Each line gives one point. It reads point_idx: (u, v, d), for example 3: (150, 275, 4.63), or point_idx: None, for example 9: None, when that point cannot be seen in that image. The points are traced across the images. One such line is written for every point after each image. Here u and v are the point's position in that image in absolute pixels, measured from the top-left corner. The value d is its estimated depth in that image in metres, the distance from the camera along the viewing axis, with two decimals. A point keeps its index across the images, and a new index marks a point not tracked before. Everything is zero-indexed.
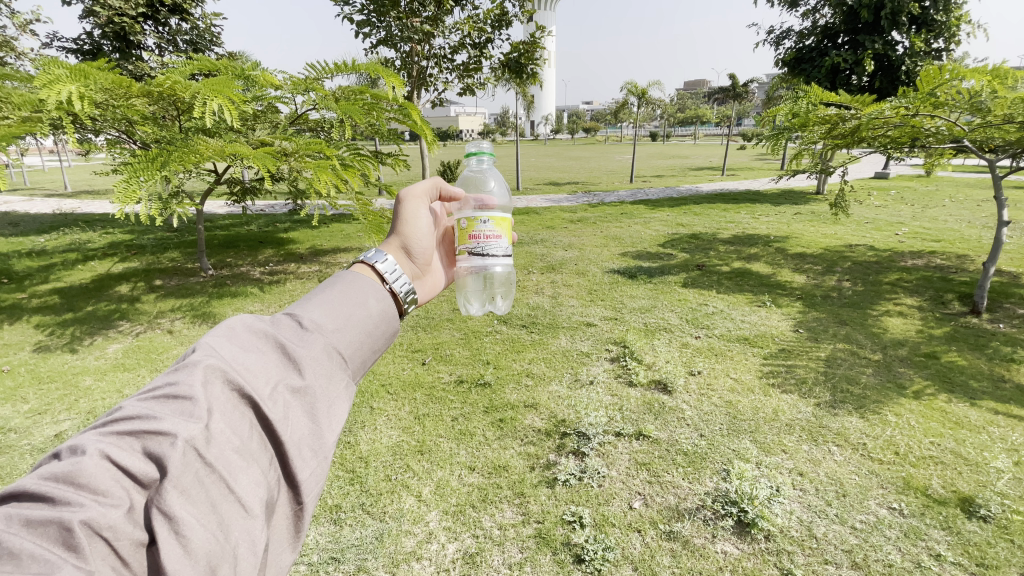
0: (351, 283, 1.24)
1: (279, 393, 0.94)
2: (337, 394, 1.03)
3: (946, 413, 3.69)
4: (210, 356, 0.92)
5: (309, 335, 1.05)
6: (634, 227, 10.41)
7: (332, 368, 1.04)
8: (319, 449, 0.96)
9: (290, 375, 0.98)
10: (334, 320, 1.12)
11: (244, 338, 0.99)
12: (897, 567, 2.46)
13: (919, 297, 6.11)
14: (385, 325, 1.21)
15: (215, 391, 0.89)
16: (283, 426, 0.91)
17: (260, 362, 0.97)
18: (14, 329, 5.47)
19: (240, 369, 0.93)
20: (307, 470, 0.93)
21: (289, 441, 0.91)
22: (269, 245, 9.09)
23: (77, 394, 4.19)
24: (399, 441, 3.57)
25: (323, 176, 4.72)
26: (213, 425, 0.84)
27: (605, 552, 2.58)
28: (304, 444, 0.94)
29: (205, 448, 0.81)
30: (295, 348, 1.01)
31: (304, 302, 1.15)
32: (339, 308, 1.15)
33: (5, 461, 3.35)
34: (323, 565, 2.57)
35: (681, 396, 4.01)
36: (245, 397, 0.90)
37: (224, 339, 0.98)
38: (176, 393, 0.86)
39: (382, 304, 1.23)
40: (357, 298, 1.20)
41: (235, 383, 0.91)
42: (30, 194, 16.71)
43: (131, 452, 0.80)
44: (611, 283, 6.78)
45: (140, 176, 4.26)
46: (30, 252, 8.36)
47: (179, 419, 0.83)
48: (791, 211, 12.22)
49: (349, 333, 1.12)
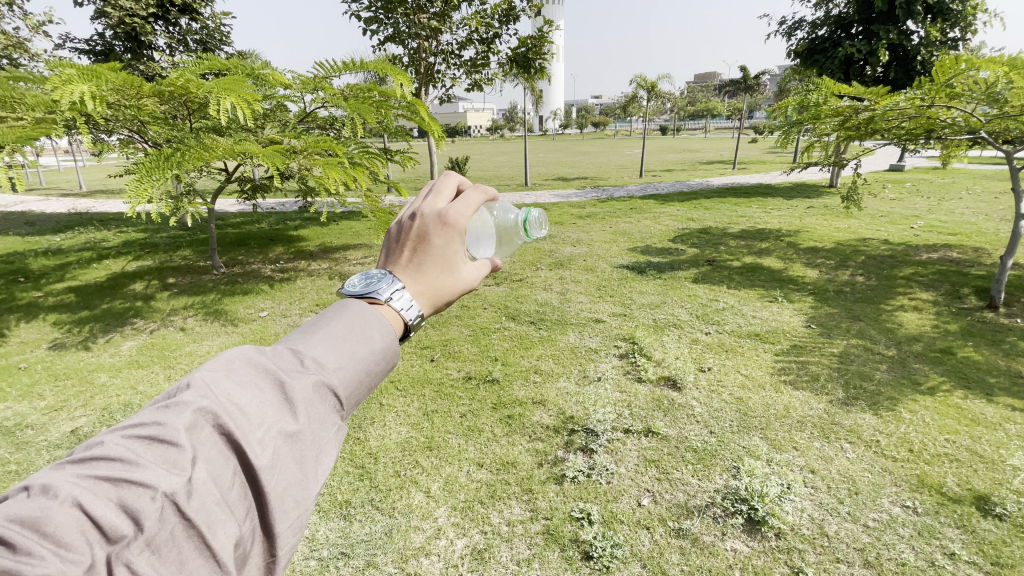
0: (360, 311, 1.05)
1: (270, 437, 0.82)
2: (328, 440, 0.90)
3: (961, 409, 3.63)
4: (203, 395, 0.81)
5: (309, 372, 0.91)
6: (643, 222, 10.34)
7: (329, 411, 0.91)
8: (304, 504, 0.83)
9: (283, 417, 0.86)
10: (338, 357, 0.96)
11: (241, 372, 0.88)
12: (910, 566, 2.43)
13: (934, 291, 6.00)
14: (390, 361, 1.04)
15: (202, 436, 0.78)
16: (269, 477, 0.79)
17: (255, 400, 0.85)
18: (32, 326, 5.58)
19: (233, 410, 0.82)
20: (287, 524, 0.80)
21: (273, 494, 0.79)
22: (280, 242, 9.17)
23: (93, 390, 4.27)
24: (409, 437, 3.59)
25: (331, 174, 4.77)
26: (197, 474, 0.73)
27: (614, 549, 2.58)
28: (289, 496, 0.81)
29: (185, 502, 0.70)
30: (292, 385, 0.89)
31: (308, 329, 1.00)
32: (343, 340, 0.99)
33: (23, 456, 3.43)
34: (333, 561, 2.60)
35: (690, 392, 3.98)
36: (232, 442, 0.79)
37: (220, 372, 0.87)
38: (160, 436, 0.75)
39: (387, 340, 1.04)
40: (361, 332, 1.01)
41: (225, 427, 0.79)
42: (47, 193, 17.04)
43: (104, 501, 0.69)
44: (620, 279, 6.75)
45: (152, 176, 4.32)
46: (46, 251, 8.52)
47: (159, 468, 0.72)
48: (803, 205, 12.05)
49: (354, 370, 0.96)
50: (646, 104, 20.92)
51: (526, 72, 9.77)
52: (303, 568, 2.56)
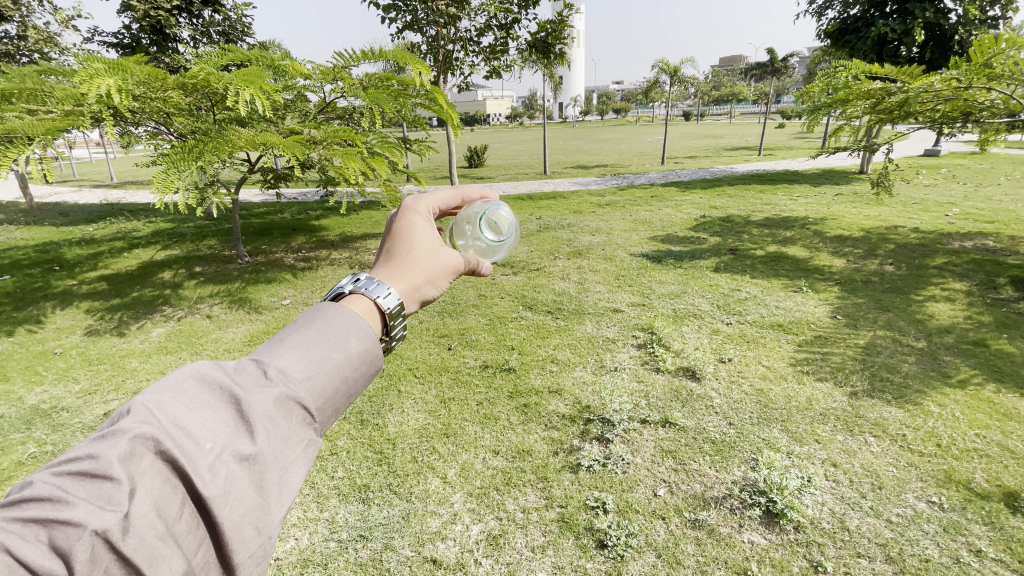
0: (333, 316, 1.08)
1: (221, 463, 0.83)
2: (293, 459, 0.90)
3: (994, 404, 3.50)
4: (144, 422, 0.81)
5: (269, 386, 0.93)
6: (664, 210, 10.17)
7: (291, 428, 0.92)
8: (263, 527, 0.84)
9: (238, 440, 0.87)
10: (304, 367, 0.98)
11: (192, 392, 0.90)
12: (934, 562, 2.36)
13: (968, 281, 5.77)
14: (366, 366, 1.06)
15: (142, 466, 0.78)
16: (220, 505, 0.80)
17: (205, 422, 0.86)
18: (66, 313, 5.81)
19: (179, 434, 0.83)
20: (246, 552, 0.81)
21: (226, 522, 0.80)
22: (301, 232, 9.32)
23: (125, 375, 4.45)
24: (426, 424, 3.63)
25: (350, 163, 4.82)
26: (135, 509, 0.74)
27: (628, 538, 2.58)
28: (246, 522, 0.82)
29: (121, 540, 0.71)
30: (247, 405, 0.90)
31: (273, 343, 1.02)
32: (313, 350, 1.01)
33: (59, 438, 3.59)
34: (352, 543, 2.66)
35: (709, 383, 3.94)
36: (178, 470, 0.80)
37: (168, 394, 0.88)
38: (95, 472, 0.76)
39: (364, 344, 1.06)
40: (335, 337, 1.04)
41: (169, 454, 0.80)
42: (78, 185, 17.56)
43: (35, 544, 0.69)
44: (639, 268, 6.65)
45: (178, 167, 4.42)
46: (79, 241, 8.82)
47: (95, 506, 0.73)
48: (832, 192, 11.66)
49: (320, 382, 0.98)
50: (669, 89, 20.47)
51: (546, 57, 9.65)
52: (323, 549, 2.63)
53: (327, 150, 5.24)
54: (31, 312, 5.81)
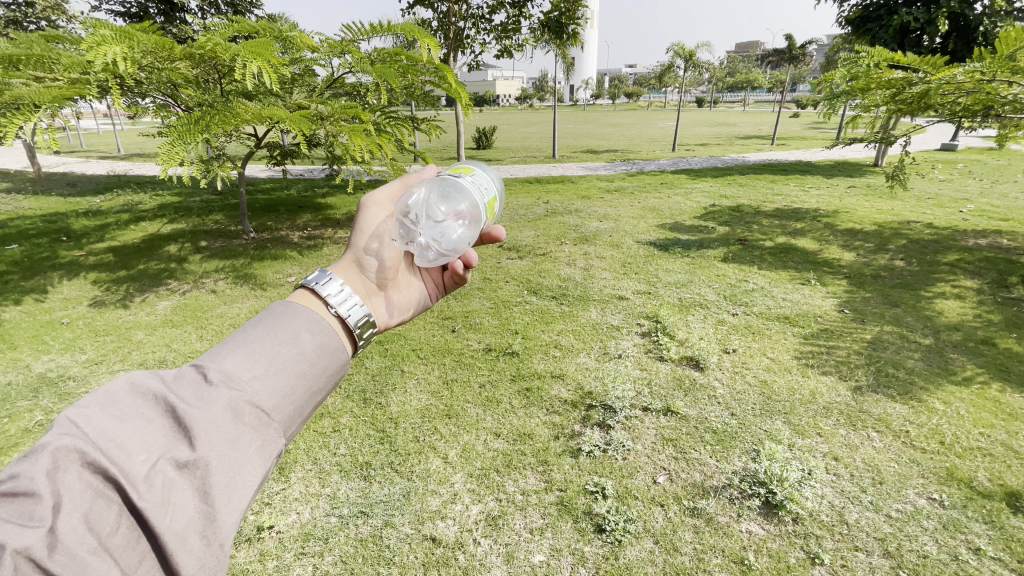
0: (284, 314, 1.10)
1: (158, 472, 0.82)
2: (244, 461, 0.89)
3: (1000, 403, 3.48)
4: (69, 435, 0.80)
5: (214, 388, 0.92)
6: (674, 198, 10.06)
7: (241, 430, 0.91)
8: (212, 535, 0.83)
9: (178, 447, 0.86)
10: (252, 367, 0.98)
11: (125, 402, 0.88)
12: (932, 559, 2.37)
13: (980, 280, 5.68)
14: (324, 361, 1.08)
15: (66, 479, 0.76)
16: (159, 515, 0.78)
17: (140, 432, 0.85)
18: (73, 284, 5.84)
19: (108, 446, 0.81)
20: (194, 562, 0.80)
21: (167, 533, 0.78)
22: (307, 209, 9.29)
23: (131, 346, 4.49)
24: (428, 404, 3.64)
25: (358, 141, 4.75)
26: (62, 524, 0.72)
27: (627, 524, 2.60)
28: (191, 531, 0.81)
29: (46, 557, 0.69)
30: (187, 410, 0.88)
31: (219, 347, 1.02)
32: (261, 349, 1.01)
33: (65, 406, 3.64)
34: (352, 519, 2.69)
35: (713, 373, 3.92)
36: (110, 480, 0.78)
37: (97, 407, 0.86)
38: (12, 492, 0.74)
39: (317, 339, 1.08)
40: (287, 334, 1.06)
41: (100, 466, 0.78)
42: (87, 156, 17.53)
43: None
44: (646, 256, 6.59)
45: (184, 139, 4.34)
46: (86, 212, 8.83)
47: (15, 524, 0.71)
48: (845, 184, 11.48)
49: (270, 381, 0.98)
50: (683, 74, 20.09)
51: (559, 37, 9.44)
52: (324, 524, 2.67)
53: (334, 127, 5.16)
54: (38, 281, 5.85)
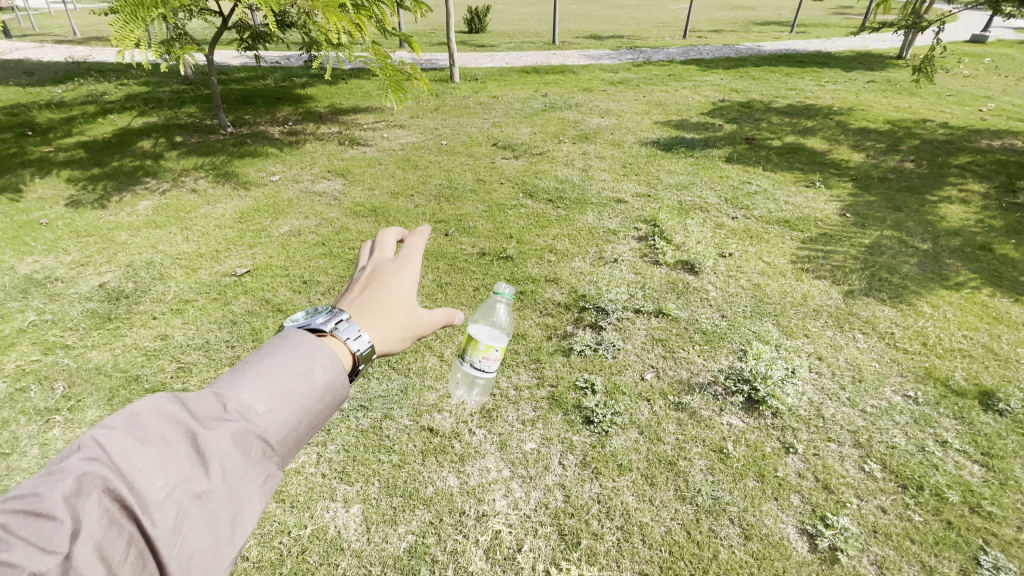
0: (298, 345, 1.01)
1: (172, 500, 0.79)
2: (250, 494, 0.86)
3: (986, 307, 3.53)
4: (92, 460, 0.78)
5: (228, 418, 0.88)
6: (681, 92, 9.39)
7: (250, 465, 0.87)
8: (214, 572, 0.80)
9: (192, 475, 0.83)
10: (268, 399, 0.93)
11: (145, 419, 0.84)
12: (899, 449, 2.52)
13: (987, 184, 5.52)
14: (330, 396, 1.00)
15: (85, 504, 0.75)
16: (168, 545, 0.76)
17: (159, 454, 0.82)
18: (46, 182, 5.56)
19: (125, 470, 0.79)
20: None
21: (173, 563, 0.76)
22: (287, 102, 8.63)
23: (116, 248, 4.37)
24: (422, 307, 3.65)
25: (334, 20, 4.19)
26: (78, 550, 0.71)
27: (614, 417, 2.73)
28: (195, 566, 0.78)
29: None
30: (204, 438, 0.85)
31: (236, 371, 0.96)
32: (275, 379, 0.95)
33: (57, 307, 3.63)
34: (352, 412, 2.81)
35: (707, 277, 3.90)
36: (124, 509, 0.77)
37: (117, 423, 0.83)
38: (36, 510, 0.73)
39: (331, 374, 1.01)
40: (302, 366, 0.99)
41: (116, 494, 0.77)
42: (41, 39, 15.95)
43: None
44: (647, 157, 6.29)
45: (140, 17, 3.80)
46: (49, 103, 8.19)
47: (32, 548, 0.70)
48: (863, 79, 10.72)
49: (284, 413, 0.93)
50: None
51: None
52: (325, 417, 2.79)
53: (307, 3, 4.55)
54: (9, 179, 5.55)
